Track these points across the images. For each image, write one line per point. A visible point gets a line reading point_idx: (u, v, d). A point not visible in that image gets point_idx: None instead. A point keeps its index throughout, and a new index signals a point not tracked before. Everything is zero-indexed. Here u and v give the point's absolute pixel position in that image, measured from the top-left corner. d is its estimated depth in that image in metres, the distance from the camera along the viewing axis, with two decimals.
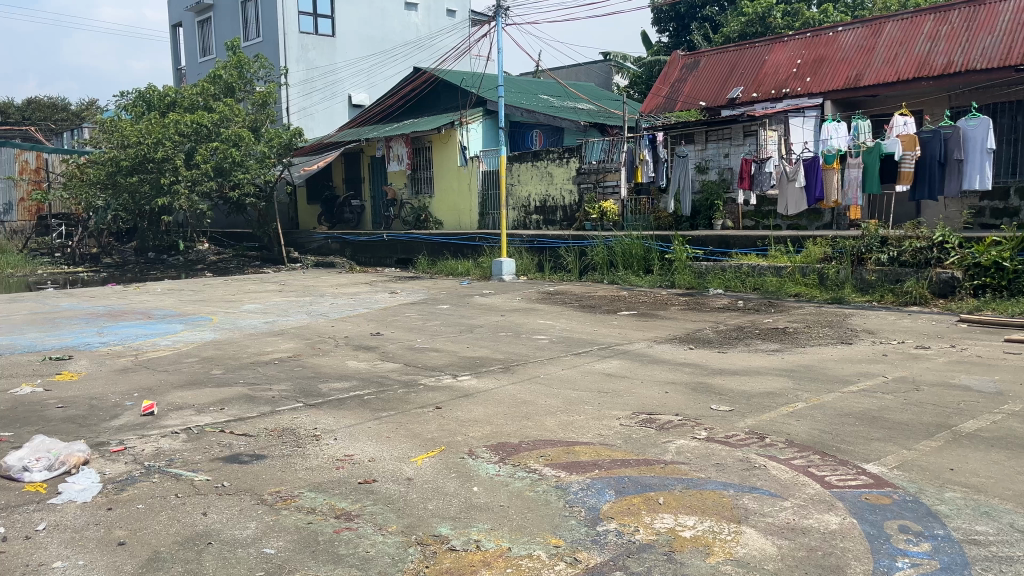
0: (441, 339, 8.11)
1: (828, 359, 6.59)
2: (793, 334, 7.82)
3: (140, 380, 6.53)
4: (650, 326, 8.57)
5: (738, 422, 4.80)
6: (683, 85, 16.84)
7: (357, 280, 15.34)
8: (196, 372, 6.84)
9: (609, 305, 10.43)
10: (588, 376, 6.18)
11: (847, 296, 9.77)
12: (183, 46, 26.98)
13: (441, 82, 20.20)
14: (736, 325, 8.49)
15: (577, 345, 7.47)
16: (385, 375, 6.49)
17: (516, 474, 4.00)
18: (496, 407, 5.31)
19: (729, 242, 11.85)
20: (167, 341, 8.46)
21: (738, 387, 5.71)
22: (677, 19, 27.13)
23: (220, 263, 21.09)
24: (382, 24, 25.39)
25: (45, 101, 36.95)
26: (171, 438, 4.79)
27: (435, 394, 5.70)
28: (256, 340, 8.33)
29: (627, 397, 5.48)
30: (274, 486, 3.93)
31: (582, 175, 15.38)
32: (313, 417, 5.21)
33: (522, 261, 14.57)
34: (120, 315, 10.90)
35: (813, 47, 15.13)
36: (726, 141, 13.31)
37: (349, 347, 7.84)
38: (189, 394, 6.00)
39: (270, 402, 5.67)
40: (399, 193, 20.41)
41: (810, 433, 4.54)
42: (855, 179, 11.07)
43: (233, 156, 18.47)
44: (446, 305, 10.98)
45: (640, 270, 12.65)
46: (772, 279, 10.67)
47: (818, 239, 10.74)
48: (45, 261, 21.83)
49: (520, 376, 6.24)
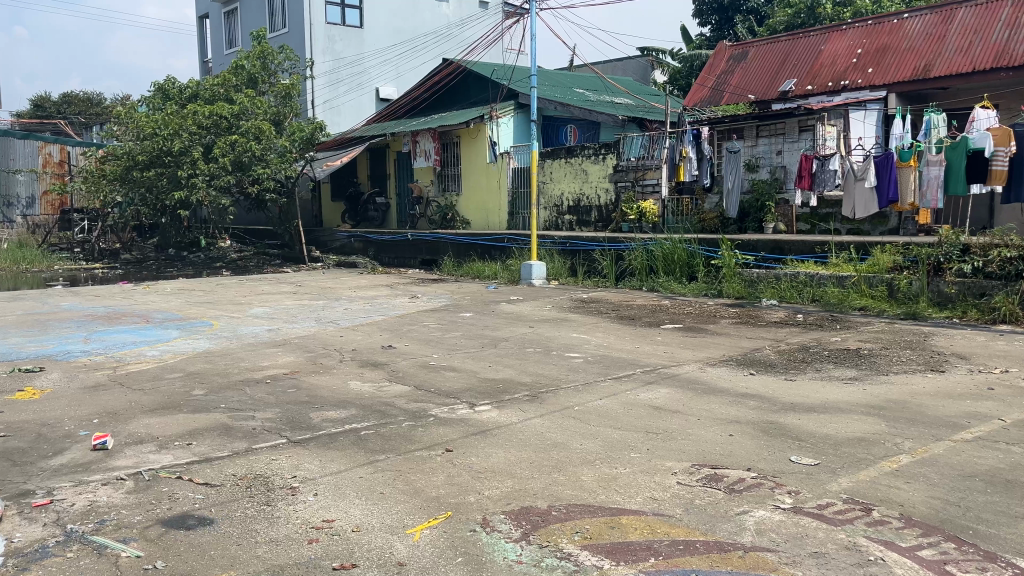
0: (460, 355, 7.10)
1: (919, 393, 5.45)
2: (869, 357, 6.70)
3: (108, 403, 5.61)
4: (699, 344, 7.46)
5: (830, 484, 3.72)
6: (730, 76, 15.70)
7: (378, 282, 14.42)
8: (175, 392, 5.89)
9: (651, 316, 9.32)
10: (631, 410, 5.11)
11: (923, 311, 8.58)
12: (210, 39, 26.39)
13: (469, 74, 19.24)
14: (800, 345, 7.35)
15: (616, 366, 6.43)
16: (390, 402, 5.46)
17: (543, 562, 2.96)
18: (519, 451, 4.29)
19: (783, 248, 10.72)
20: (155, 351, 7.57)
21: (819, 430, 4.62)
22: (720, 12, 25.96)
23: (240, 261, 20.38)
24: (412, 15, 24.54)
25: (81, 96, 37.38)
26: (113, 488, 3.84)
27: (445, 431, 4.68)
28: (252, 353, 7.38)
29: (681, 442, 4.42)
30: (221, 572, 2.96)
31: (619, 173, 14.31)
32: (297, 461, 4.24)
33: (553, 265, 13.53)
34: (117, 318, 10.08)
35: (875, 36, 13.91)
36: (779, 137, 12.23)
37: (355, 363, 6.86)
38: (157, 421, 5.06)
39: (248, 436, 4.70)
40: (426, 190, 19.42)
41: (930, 507, 3.45)
42: (935, 178, 9.82)
43: (253, 150, 17.65)
44: (469, 313, 9.96)
45: (682, 277, 11.56)
46: (834, 291, 9.50)
47: (887, 246, 9.56)
48: (64, 255, 21.32)
49: (549, 407, 5.19)
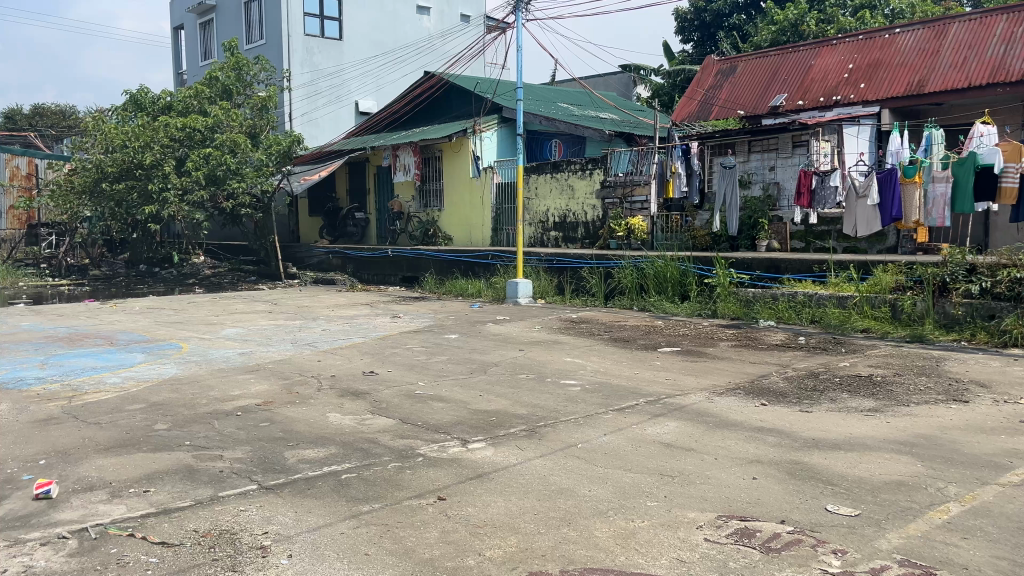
0: (448, 383, 6.59)
1: (948, 427, 5.02)
2: (886, 385, 6.28)
3: (58, 440, 5.04)
4: (702, 370, 7.02)
5: (878, 541, 3.27)
6: (719, 91, 15.42)
7: (357, 301, 13.87)
8: (134, 427, 5.33)
9: (646, 338, 8.88)
10: (640, 448, 4.65)
11: (929, 334, 8.22)
12: (185, 50, 25.79)
13: (451, 86, 18.86)
14: (808, 371, 6.92)
15: (618, 396, 5.96)
16: (374, 438, 4.95)
17: None
18: (521, 500, 3.80)
19: (780, 266, 10.36)
20: (116, 378, 7.01)
21: (852, 471, 4.17)
22: (702, 28, 25.82)
23: (213, 278, 19.73)
24: (392, 28, 24.13)
25: (53, 109, 36.56)
26: (54, 551, 3.32)
27: (436, 476, 4.18)
28: (222, 380, 6.82)
29: (701, 488, 3.95)
30: None
31: (607, 189, 13.91)
32: (269, 513, 3.72)
33: (540, 283, 13.10)
34: (79, 340, 9.48)
35: (867, 51, 13.70)
36: (772, 152, 11.92)
37: (334, 392, 6.33)
38: (112, 462, 4.53)
39: (215, 481, 4.18)
40: (406, 206, 18.95)
41: (997, 569, 3.02)
42: (941, 196, 9.55)
43: (228, 163, 17.06)
44: (454, 335, 9.44)
45: (675, 296, 11.15)
46: (835, 311, 9.14)
47: (889, 265, 9.20)
48: (30, 271, 20.54)
49: (550, 445, 4.71)
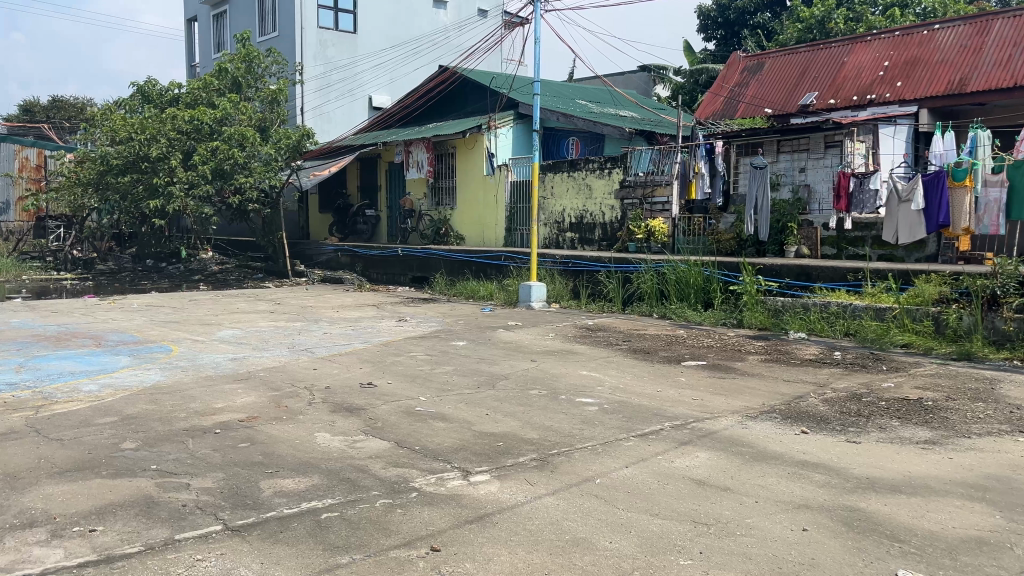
0: (452, 398, 5.98)
1: (1021, 466, 4.38)
2: (939, 411, 5.62)
3: (10, 460, 4.48)
4: (731, 389, 6.38)
5: None
6: (746, 89, 14.74)
7: (364, 302, 13.29)
8: (100, 445, 4.76)
9: (669, 350, 8.23)
10: (668, 485, 4.04)
11: (979, 351, 7.54)
12: (198, 42, 25.36)
13: (466, 81, 18.29)
14: (849, 392, 6.26)
15: (640, 418, 5.35)
16: (363, 466, 4.36)
17: None
18: (528, 553, 3.20)
19: (811, 274, 9.70)
20: (94, 385, 6.46)
21: (918, 523, 3.55)
22: (726, 26, 25.11)
23: (219, 274, 19.22)
24: (407, 22, 23.59)
25: (71, 101, 36.23)
26: None
27: (430, 517, 3.58)
28: (206, 390, 6.25)
29: (743, 541, 3.34)
30: None
31: (626, 189, 13.26)
32: (230, 564, 3.13)
33: (554, 286, 12.47)
34: (66, 340, 8.94)
35: (904, 48, 13.00)
36: (803, 153, 11.33)
37: (326, 406, 5.75)
38: (63, 491, 3.95)
39: (176, 519, 3.60)
40: (418, 204, 18.37)
41: None
42: (994, 202, 9.01)
43: (235, 157, 16.54)
44: (461, 342, 8.84)
45: (698, 304, 10.51)
46: (872, 325, 8.48)
47: (932, 275, 8.52)
48: (35, 263, 20.11)
49: (564, 479, 4.10)
